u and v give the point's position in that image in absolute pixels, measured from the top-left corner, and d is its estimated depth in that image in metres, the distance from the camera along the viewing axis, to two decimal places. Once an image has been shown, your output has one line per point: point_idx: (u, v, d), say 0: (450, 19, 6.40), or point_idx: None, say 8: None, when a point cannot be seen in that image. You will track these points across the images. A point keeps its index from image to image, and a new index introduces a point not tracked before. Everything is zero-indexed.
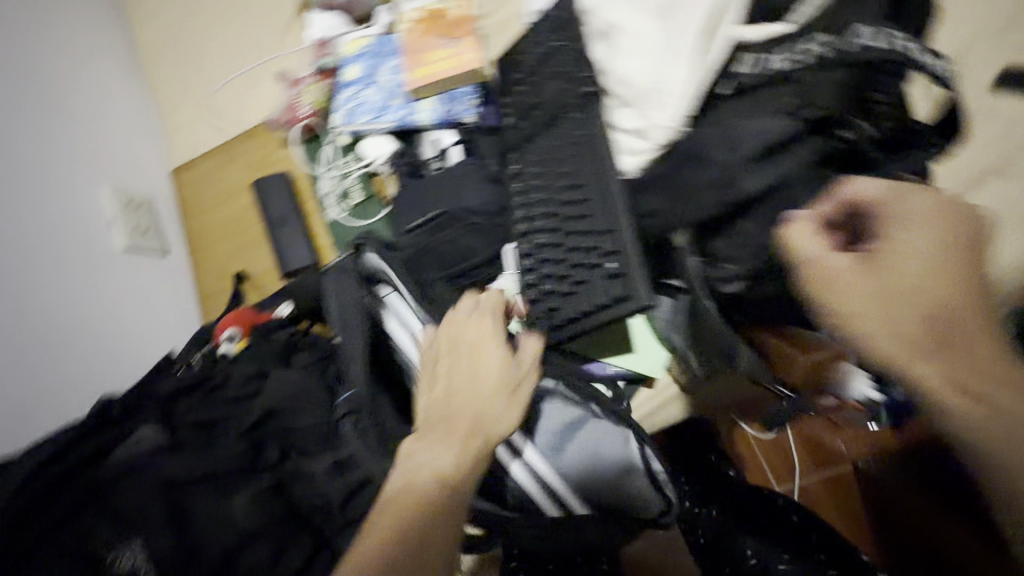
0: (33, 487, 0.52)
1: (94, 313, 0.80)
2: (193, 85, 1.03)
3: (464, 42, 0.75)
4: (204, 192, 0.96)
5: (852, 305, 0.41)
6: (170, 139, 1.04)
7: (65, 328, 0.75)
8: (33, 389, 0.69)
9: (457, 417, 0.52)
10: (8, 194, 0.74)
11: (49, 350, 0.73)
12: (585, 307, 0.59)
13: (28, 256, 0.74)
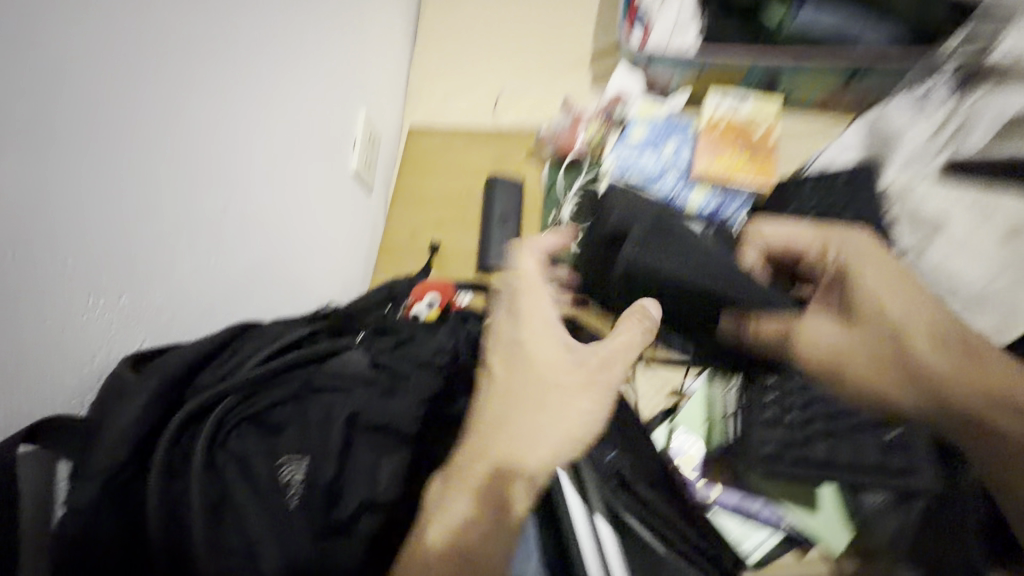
0: (232, 372, 0.47)
1: (297, 226, 0.72)
2: (464, 64, 1.07)
3: (760, 161, 0.80)
4: (431, 158, 0.98)
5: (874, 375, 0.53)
6: (411, 96, 1.08)
7: (276, 236, 0.68)
8: (214, 279, 0.57)
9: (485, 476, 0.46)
10: (303, 88, 0.72)
11: (250, 245, 0.63)
12: (817, 456, 0.56)
13: (289, 152, 0.70)
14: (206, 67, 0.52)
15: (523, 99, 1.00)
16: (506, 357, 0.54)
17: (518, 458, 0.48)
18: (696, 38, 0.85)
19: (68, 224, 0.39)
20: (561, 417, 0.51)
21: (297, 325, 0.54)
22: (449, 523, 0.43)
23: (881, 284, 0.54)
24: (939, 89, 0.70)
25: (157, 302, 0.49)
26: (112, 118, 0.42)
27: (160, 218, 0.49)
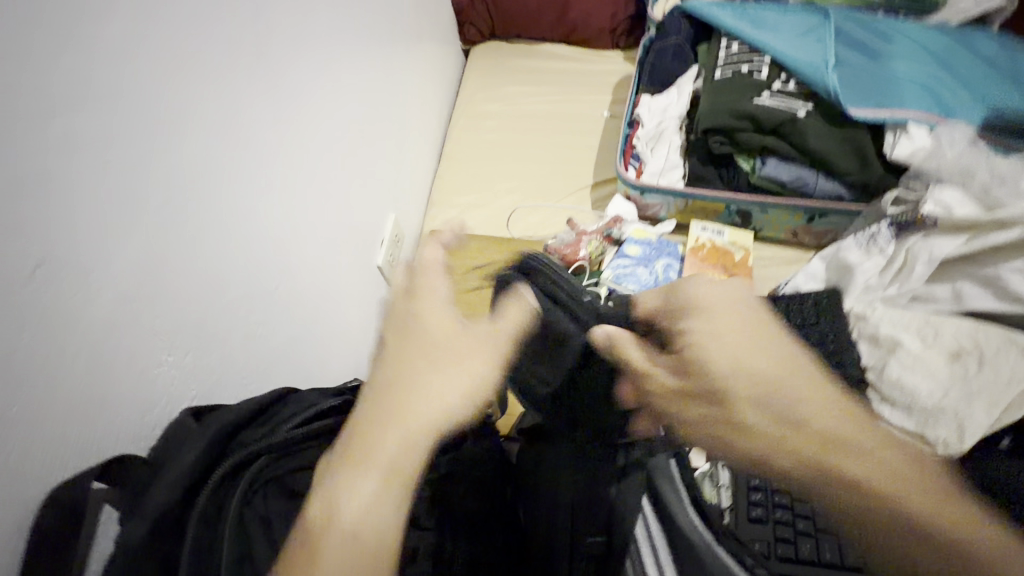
0: (266, 434, 0.51)
1: (325, 310, 0.79)
2: (481, 183, 1.23)
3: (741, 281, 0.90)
4: None
5: (758, 431, 0.48)
6: (432, 204, 1.22)
7: (307, 317, 0.74)
8: (253, 351, 0.62)
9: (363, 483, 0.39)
10: (340, 191, 0.84)
11: (285, 323, 0.69)
12: (805, 554, 0.59)
13: (324, 243, 0.79)
14: (275, 174, 0.66)
15: (531, 215, 1.15)
16: (390, 352, 0.46)
17: (422, 417, 0.42)
18: (681, 177, 1.01)
19: (167, 286, 0.50)
20: (432, 376, 0.44)
21: (330, 396, 0.59)
22: (342, 516, 0.37)
23: (736, 372, 0.48)
24: (882, 233, 0.83)
25: (212, 361, 0.55)
26: (207, 208, 0.55)
27: (228, 288, 0.58)
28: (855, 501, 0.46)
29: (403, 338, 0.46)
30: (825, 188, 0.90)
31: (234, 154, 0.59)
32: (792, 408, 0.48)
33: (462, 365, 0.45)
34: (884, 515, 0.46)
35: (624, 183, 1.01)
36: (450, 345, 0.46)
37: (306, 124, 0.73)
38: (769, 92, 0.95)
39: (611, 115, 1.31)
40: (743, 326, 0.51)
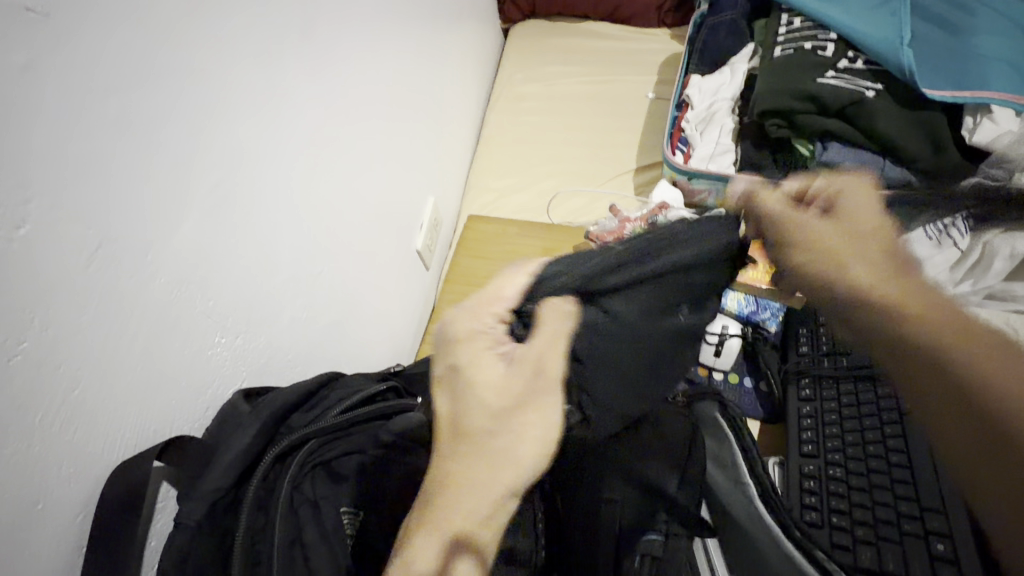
0: (305, 421, 0.50)
1: (369, 294, 0.80)
2: (519, 168, 1.20)
3: None
4: (484, 245, 1.07)
5: (849, 265, 0.57)
6: (469, 187, 1.20)
7: (351, 300, 0.75)
8: (302, 335, 0.63)
9: (465, 465, 0.45)
10: (381, 174, 0.83)
11: (332, 305, 0.70)
12: (867, 564, 0.56)
13: (367, 226, 0.79)
14: (320, 157, 0.66)
15: (572, 201, 1.11)
16: (452, 436, 0.46)
17: (489, 399, 0.46)
18: (732, 162, 0.96)
19: (218, 267, 0.50)
20: (524, 456, 0.46)
21: (373, 383, 0.59)
22: (476, 476, 0.45)
23: (821, 219, 0.59)
24: (957, 225, 0.76)
25: (262, 344, 0.55)
26: (254, 190, 0.54)
27: (276, 270, 0.58)
28: (962, 369, 0.50)
29: (453, 419, 0.46)
30: (892, 175, 0.84)
31: (280, 135, 0.58)
32: (864, 243, 0.58)
33: (516, 425, 0.46)
34: (960, 383, 0.50)
35: (671, 168, 0.96)
36: (500, 403, 0.46)
37: (350, 106, 0.72)
38: (833, 72, 0.89)
39: (656, 96, 1.26)
40: (842, 221, 0.59)
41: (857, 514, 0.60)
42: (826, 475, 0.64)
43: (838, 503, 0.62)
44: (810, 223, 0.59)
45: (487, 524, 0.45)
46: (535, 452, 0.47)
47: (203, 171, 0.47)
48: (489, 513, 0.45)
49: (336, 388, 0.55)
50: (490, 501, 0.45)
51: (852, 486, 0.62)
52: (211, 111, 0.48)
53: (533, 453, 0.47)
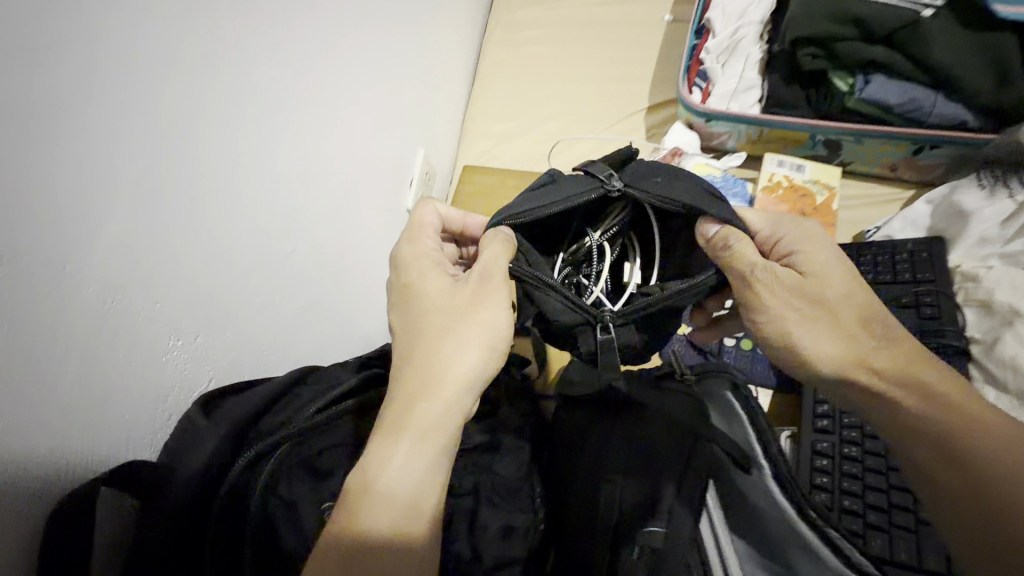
0: (289, 410, 0.49)
1: (349, 263, 0.74)
2: (519, 109, 1.09)
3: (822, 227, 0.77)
4: (480, 199, 0.99)
5: (815, 346, 0.46)
6: (465, 133, 1.10)
7: (331, 275, 0.70)
8: (273, 318, 0.59)
9: (414, 375, 0.45)
10: (361, 128, 0.74)
11: (309, 282, 0.65)
12: (879, 553, 0.53)
13: (345, 188, 0.72)
14: (280, 122, 0.57)
15: (575, 147, 1.01)
16: (406, 347, 0.47)
17: (441, 301, 0.49)
18: (758, 100, 0.85)
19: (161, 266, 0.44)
20: (479, 354, 0.46)
21: (350, 371, 0.55)
22: (426, 398, 0.44)
23: (798, 234, 0.50)
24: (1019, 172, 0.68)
25: (227, 339, 0.52)
26: (201, 172, 0.47)
27: (235, 258, 0.52)
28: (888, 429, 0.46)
29: (405, 334, 0.48)
30: (942, 112, 0.73)
31: (227, 103, 0.49)
32: (828, 317, 0.46)
33: (468, 317, 0.47)
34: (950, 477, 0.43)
35: (687, 109, 0.85)
36: (444, 309, 0.48)
37: (314, 57, 0.62)
38: None
39: (673, 19, 1.11)
40: (819, 246, 0.49)
41: (871, 498, 0.57)
42: (841, 453, 0.60)
43: (851, 485, 0.58)
44: (807, 249, 0.49)
45: (430, 442, 0.43)
46: (484, 349, 0.46)
47: (130, 158, 0.40)
48: (407, 460, 0.42)
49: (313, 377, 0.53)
50: (425, 436, 0.43)
51: (867, 470, 0.59)
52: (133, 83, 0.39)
53: (483, 351, 0.46)
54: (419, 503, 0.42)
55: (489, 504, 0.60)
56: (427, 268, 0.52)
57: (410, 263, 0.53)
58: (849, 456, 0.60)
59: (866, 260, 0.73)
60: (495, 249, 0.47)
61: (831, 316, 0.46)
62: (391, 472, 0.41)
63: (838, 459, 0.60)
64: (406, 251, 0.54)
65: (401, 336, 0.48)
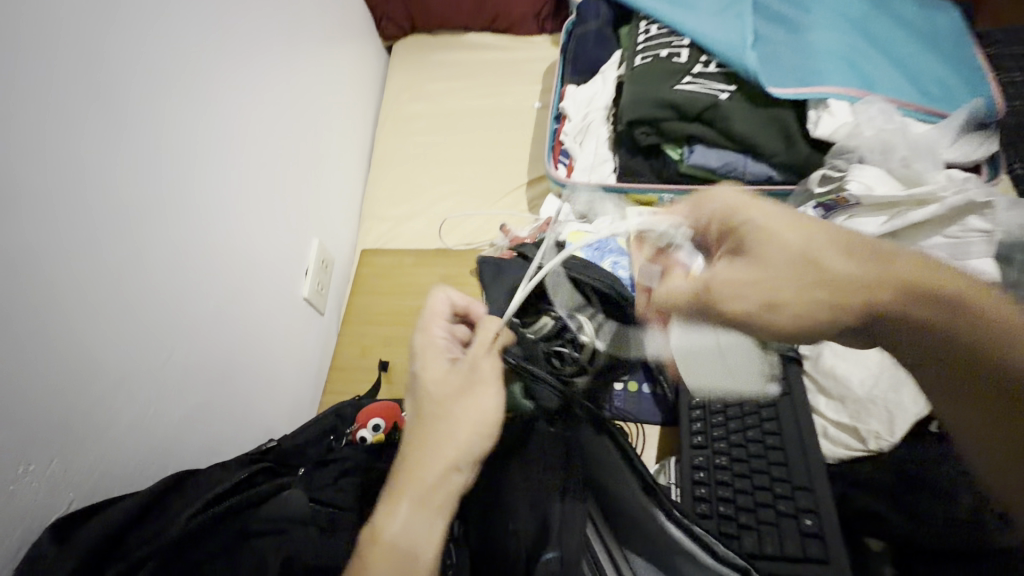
0: (138, 530, 0.46)
1: (211, 357, 0.68)
2: (412, 194, 1.17)
3: None
4: (381, 280, 1.03)
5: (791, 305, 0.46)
6: (364, 221, 1.15)
7: (175, 370, 0.63)
8: (91, 433, 0.52)
9: (429, 432, 0.51)
10: (201, 202, 0.67)
11: (130, 384, 0.57)
12: (769, 549, 0.57)
13: (174, 267, 0.63)
14: (210, 220, 0.69)
15: (464, 223, 1.09)
16: (417, 419, 0.53)
17: (450, 383, 0.54)
18: (612, 171, 0.98)
19: (42, 332, 0.48)
20: (464, 435, 0.51)
21: (238, 469, 0.56)
22: (434, 463, 0.49)
23: (726, 216, 0.50)
24: (808, 216, 0.80)
25: (90, 457, 0.52)
26: (117, 252, 0.56)
27: (127, 339, 0.57)
28: (896, 315, 0.44)
29: (418, 419, 0.53)
30: (755, 171, 0.88)
31: (153, 203, 0.60)
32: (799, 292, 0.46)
33: (467, 398, 0.52)
34: (998, 398, 0.41)
35: (556, 184, 0.97)
36: (442, 394, 0.53)
37: (215, 149, 0.70)
38: (690, 77, 0.91)
39: (541, 105, 1.25)
40: (767, 215, 0.48)
41: (746, 493, 0.62)
42: (714, 464, 0.65)
43: (744, 503, 0.61)
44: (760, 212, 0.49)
45: (434, 505, 0.48)
46: (477, 435, 0.51)
47: (45, 246, 0.49)
48: (396, 518, 0.47)
49: (241, 464, 0.57)
50: (429, 498, 0.48)
51: (737, 468, 0.64)
52: (79, 200, 0.52)
53: (473, 433, 0.51)
54: (420, 557, 0.46)
55: None
56: (435, 356, 0.57)
57: (417, 333, 0.59)
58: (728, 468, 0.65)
59: None
60: (483, 339, 0.56)
61: (815, 293, 0.45)
62: (404, 520, 0.47)
63: (731, 482, 0.63)
64: (420, 335, 0.59)
65: (422, 416, 0.53)
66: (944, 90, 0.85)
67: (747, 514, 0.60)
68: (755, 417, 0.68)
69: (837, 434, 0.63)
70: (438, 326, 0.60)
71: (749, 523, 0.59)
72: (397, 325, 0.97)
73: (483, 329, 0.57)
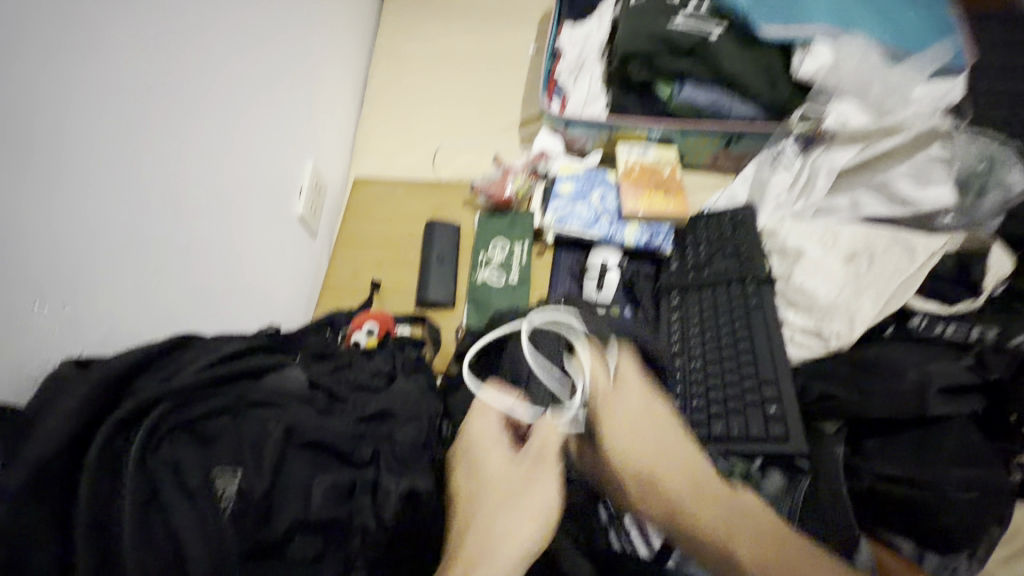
0: (145, 382, 0.49)
1: (215, 252, 0.70)
2: (407, 129, 1.17)
3: (675, 196, 0.92)
4: (374, 208, 1.04)
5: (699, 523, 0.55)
6: (357, 152, 1.16)
7: (184, 257, 0.64)
8: (106, 294, 0.54)
9: (500, 537, 0.52)
10: (211, 106, 0.68)
11: (147, 261, 0.59)
12: (736, 432, 0.63)
13: (187, 160, 0.64)
14: (224, 120, 0.71)
15: (456, 159, 1.11)
16: (470, 511, 0.55)
17: (503, 484, 0.56)
18: (604, 107, 1.01)
19: (77, 182, 0.50)
20: (534, 518, 0.54)
21: (240, 341, 0.59)
22: (492, 545, 0.51)
23: (632, 428, 0.61)
24: (788, 150, 0.87)
25: (100, 313, 0.53)
26: (138, 129, 0.57)
27: (140, 218, 0.58)
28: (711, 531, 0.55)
29: (470, 500, 0.56)
30: (740, 110, 0.92)
31: (169, 96, 0.61)
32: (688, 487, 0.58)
33: (523, 498, 0.55)
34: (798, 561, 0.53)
35: (549, 118, 0.99)
36: (502, 491, 0.56)
37: (225, 60, 0.71)
38: (682, 14, 0.96)
39: (537, 49, 1.26)
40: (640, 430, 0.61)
41: (714, 384, 0.69)
42: (689, 358, 0.73)
43: (715, 396, 0.67)
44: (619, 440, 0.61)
45: None
46: (533, 525, 0.54)
47: (81, 101, 0.50)
48: None
49: (240, 340, 0.59)
50: None
51: (711, 369, 0.70)
52: (120, 71, 0.54)
53: (535, 529, 0.54)
54: None
55: (389, 469, 0.62)
56: (492, 449, 0.60)
57: (478, 442, 0.61)
58: (701, 369, 0.71)
59: (706, 229, 0.87)
60: (546, 445, 0.59)
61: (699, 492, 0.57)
62: None
63: (704, 376, 0.70)
64: (475, 424, 0.62)
65: (467, 502, 0.56)
66: (918, 37, 0.90)
67: (718, 408, 0.66)
68: (727, 323, 0.74)
69: (803, 338, 0.68)
70: (496, 425, 0.62)
71: (713, 414, 0.66)
72: (387, 250, 0.99)
73: (547, 440, 0.60)
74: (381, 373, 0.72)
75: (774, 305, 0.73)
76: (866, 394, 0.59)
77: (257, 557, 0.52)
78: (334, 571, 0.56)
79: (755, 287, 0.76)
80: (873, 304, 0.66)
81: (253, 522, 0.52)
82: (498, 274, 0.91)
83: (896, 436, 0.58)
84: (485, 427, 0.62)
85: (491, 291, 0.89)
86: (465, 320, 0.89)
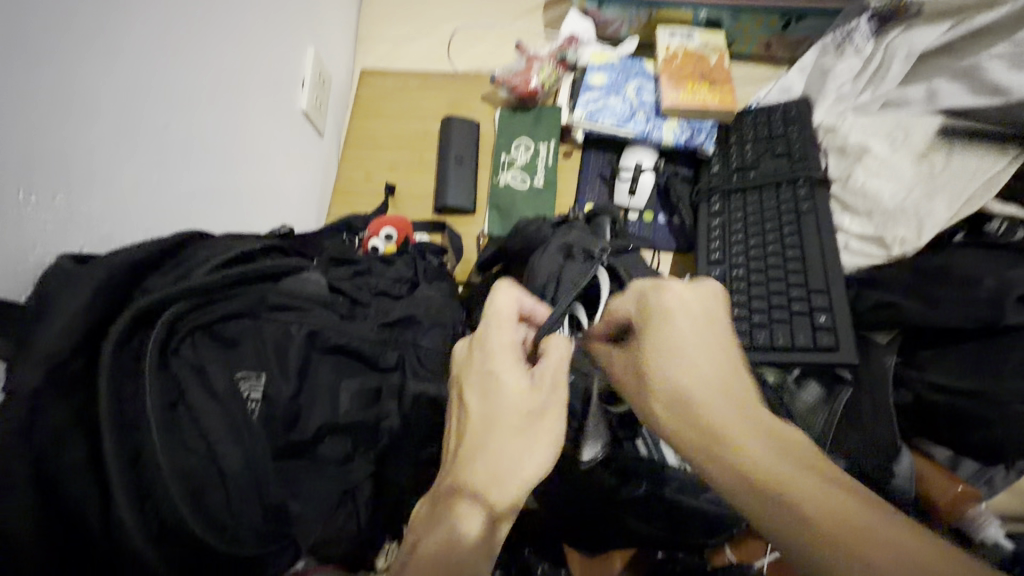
0: (157, 280, 0.46)
1: (216, 146, 0.64)
2: (417, 13, 1.04)
3: (723, 86, 0.81)
4: (384, 104, 0.95)
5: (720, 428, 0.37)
6: (363, 40, 1.04)
7: (183, 148, 0.58)
8: (103, 184, 0.49)
9: (507, 461, 0.43)
10: None
11: (143, 150, 0.53)
12: (780, 342, 0.60)
13: (175, 33, 0.56)
14: None
15: (474, 47, 0.99)
16: (475, 427, 0.45)
17: (524, 401, 0.46)
18: None
19: (60, 52, 0.43)
20: (529, 433, 0.45)
21: (252, 240, 0.55)
22: (495, 468, 0.43)
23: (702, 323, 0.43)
24: (861, 30, 0.75)
25: (97, 208, 0.48)
26: None
27: (132, 99, 0.51)
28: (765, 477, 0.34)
29: (484, 418, 0.45)
30: None
31: None
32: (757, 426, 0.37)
33: (540, 420, 0.46)
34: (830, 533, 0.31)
35: None
36: (519, 406, 0.46)
37: None
38: None
39: None
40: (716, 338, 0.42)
41: (756, 293, 0.64)
42: (730, 266, 0.68)
43: (759, 305, 0.63)
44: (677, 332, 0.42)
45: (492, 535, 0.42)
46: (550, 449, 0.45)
47: None
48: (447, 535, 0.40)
49: (255, 240, 0.55)
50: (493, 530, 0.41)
51: (755, 277, 0.66)
52: None
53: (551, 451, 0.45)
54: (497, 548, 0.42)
55: (415, 374, 0.60)
56: (507, 358, 0.48)
57: (489, 347, 0.49)
58: (742, 279, 0.66)
59: (755, 125, 0.78)
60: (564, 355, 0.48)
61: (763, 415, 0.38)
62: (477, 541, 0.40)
63: (745, 284, 0.66)
64: (493, 331, 0.49)
65: (482, 424, 0.45)
66: None
67: (761, 318, 0.62)
68: (774, 228, 0.68)
69: (859, 246, 0.63)
70: (511, 328, 0.50)
71: (756, 325, 0.62)
72: (400, 150, 0.91)
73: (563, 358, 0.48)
74: (403, 278, 0.68)
75: (829, 209, 0.67)
76: (929, 304, 0.55)
77: (288, 457, 0.51)
78: (367, 471, 0.56)
79: (808, 190, 0.69)
80: (945, 207, 0.60)
81: (282, 423, 0.51)
82: (521, 177, 0.84)
83: (956, 345, 0.55)
84: (500, 340, 0.49)
85: (515, 195, 0.83)
86: (487, 227, 0.83)
